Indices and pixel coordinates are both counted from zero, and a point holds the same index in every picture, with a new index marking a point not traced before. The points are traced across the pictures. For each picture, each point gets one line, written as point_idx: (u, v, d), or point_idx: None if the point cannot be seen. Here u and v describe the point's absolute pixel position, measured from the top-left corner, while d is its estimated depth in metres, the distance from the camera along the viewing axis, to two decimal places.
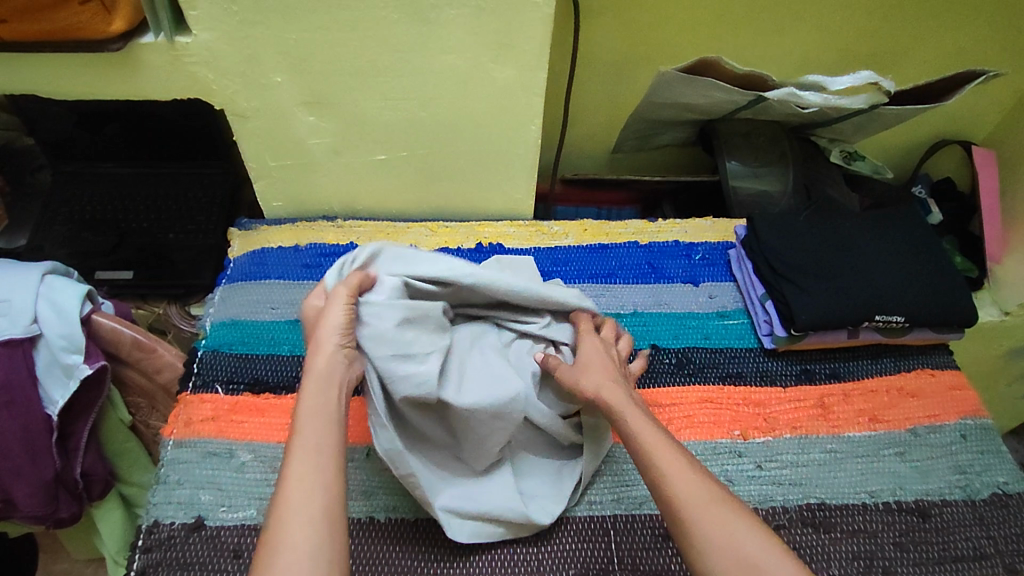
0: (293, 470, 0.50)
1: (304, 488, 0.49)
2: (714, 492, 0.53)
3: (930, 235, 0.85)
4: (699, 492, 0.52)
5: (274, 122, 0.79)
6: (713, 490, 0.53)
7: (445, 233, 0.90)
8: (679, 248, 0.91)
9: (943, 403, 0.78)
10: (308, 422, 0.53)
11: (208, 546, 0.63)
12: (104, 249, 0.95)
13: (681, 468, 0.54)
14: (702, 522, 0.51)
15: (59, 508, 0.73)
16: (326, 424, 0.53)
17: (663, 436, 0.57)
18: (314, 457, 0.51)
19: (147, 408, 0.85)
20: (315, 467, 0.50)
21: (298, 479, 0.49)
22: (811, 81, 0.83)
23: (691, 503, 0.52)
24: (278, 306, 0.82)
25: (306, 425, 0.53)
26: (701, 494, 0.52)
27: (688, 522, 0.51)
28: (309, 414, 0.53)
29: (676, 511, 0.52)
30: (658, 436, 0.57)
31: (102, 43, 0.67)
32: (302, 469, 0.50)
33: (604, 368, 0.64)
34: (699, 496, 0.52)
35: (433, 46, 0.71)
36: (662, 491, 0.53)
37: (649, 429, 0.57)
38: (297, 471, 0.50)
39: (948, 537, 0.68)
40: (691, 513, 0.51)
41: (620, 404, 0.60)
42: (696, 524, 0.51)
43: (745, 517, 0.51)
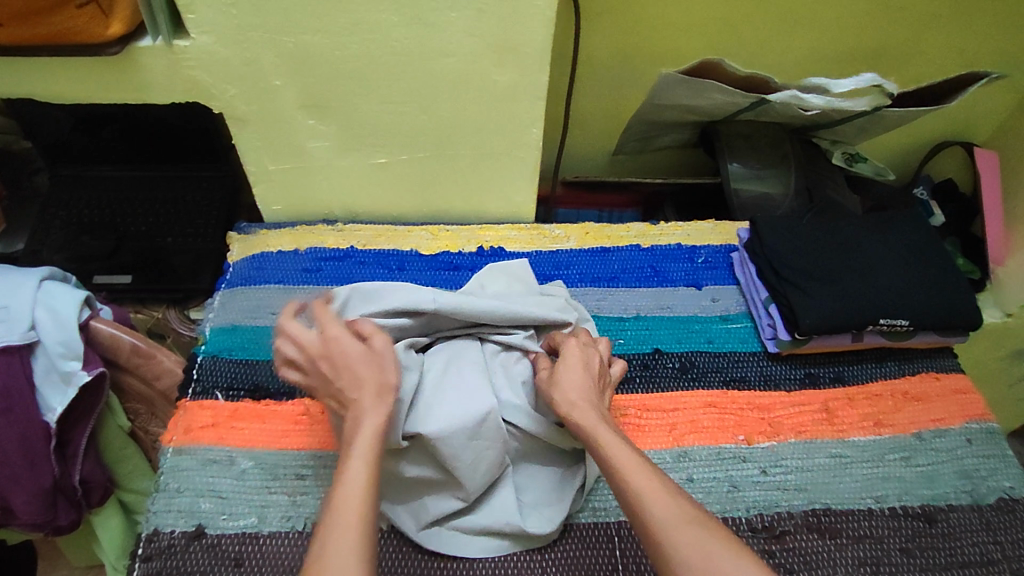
0: (340, 502, 0.48)
1: (345, 522, 0.47)
2: (690, 514, 0.50)
3: (933, 238, 0.85)
4: (675, 513, 0.50)
5: (273, 125, 0.78)
6: (690, 512, 0.50)
7: (446, 236, 0.90)
8: (682, 251, 0.91)
9: (948, 407, 0.78)
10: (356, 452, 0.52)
11: (209, 555, 0.63)
12: (101, 254, 0.94)
13: (655, 489, 0.51)
14: (679, 546, 0.48)
15: (58, 516, 0.73)
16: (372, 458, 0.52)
17: (637, 458, 0.54)
18: (360, 491, 0.49)
19: (146, 414, 0.85)
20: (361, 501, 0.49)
21: (346, 509, 0.48)
22: (813, 84, 0.82)
23: (667, 525, 0.49)
24: (278, 311, 0.81)
25: (357, 455, 0.51)
26: (678, 517, 0.49)
27: (663, 546, 0.48)
28: (359, 443, 0.52)
29: (653, 537, 0.49)
30: (632, 455, 0.54)
31: (99, 47, 0.66)
32: (349, 501, 0.48)
33: (581, 384, 0.62)
34: (675, 518, 0.49)
35: (434, 50, 0.71)
36: (637, 514, 0.51)
37: (622, 448, 0.55)
38: (341, 502, 0.48)
39: (954, 542, 0.67)
40: (668, 537, 0.49)
41: (591, 424, 0.58)
42: (672, 548, 0.48)
43: (724, 539, 0.48)
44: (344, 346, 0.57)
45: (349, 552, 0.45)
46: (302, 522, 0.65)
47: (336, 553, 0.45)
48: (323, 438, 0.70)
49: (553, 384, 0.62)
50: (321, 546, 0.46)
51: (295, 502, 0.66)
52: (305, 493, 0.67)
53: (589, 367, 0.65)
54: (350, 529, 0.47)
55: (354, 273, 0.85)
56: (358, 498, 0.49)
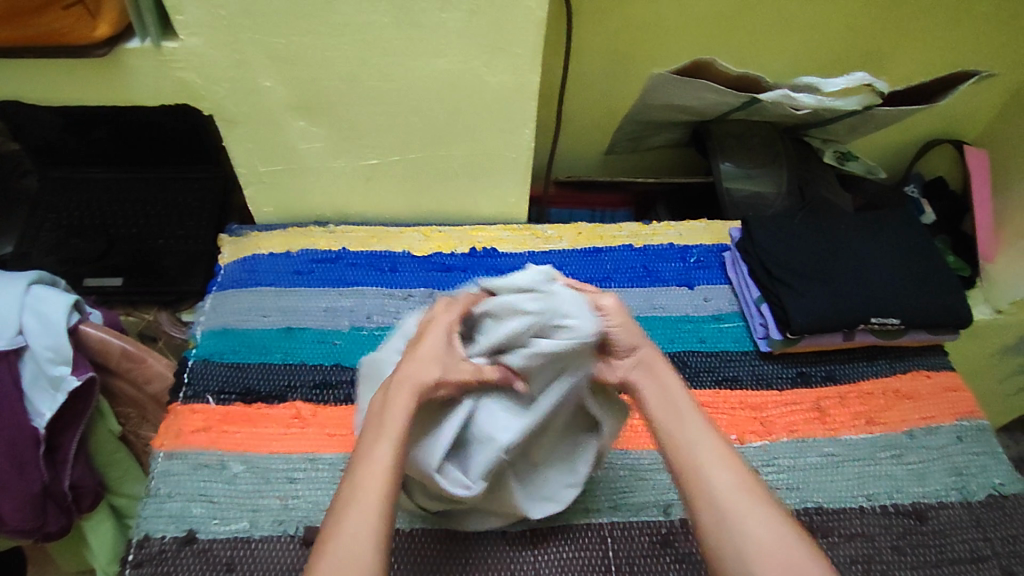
0: (362, 485, 0.49)
1: (363, 506, 0.48)
2: (749, 487, 0.52)
3: (924, 236, 0.85)
4: (735, 484, 0.52)
5: (263, 127, 0.78)
6: (751, 485, 0.52)
7: (438, 237, 0.90)
8: (674, 250, 0.91)
9: (938, 405, 0.78)
10: (384, 436, 0.51)
11: (200, 561, 0.62)
12: (92, 257, 0.93)
13: (717, 459, 0.53)
14: (737, 512, 0.50)
15: (47, 521, 0.72)
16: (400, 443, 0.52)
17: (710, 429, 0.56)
18: (382, 479, 0.50)
19: (137, 418, 0.84)
20: (381, 487, 0.49)
21: (368, 487, 0.49)
22: (805, 83, 0.83)
23: (726, 496, 0.51)
24: (269, 313, 0.80)
25: (384, 439, 0.52)
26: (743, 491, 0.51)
27: (723, 514, 0.50)
28: (390, 427, 0.52)
29: (718, 505, 0.51)
30: (701, 425, 0.56)
31: (86, 49, 0.66)
32: (369, 486, 0.49)
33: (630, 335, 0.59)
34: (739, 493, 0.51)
35: (425, 50, 0.70)
36: (707, 482, 0.52)
37: (693, 417, 0.56)
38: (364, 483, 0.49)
39: (945, 539, 0.68)
40: (727, 507, 0.50)
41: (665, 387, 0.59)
42: (730, 517, 0.50)
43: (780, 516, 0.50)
44: (435, 332, 0.57)
45: (362, 539, 0.47)
46: (294, 526, 0.65)
47: (349, 539, 0.47)
48: (314, 441, 0.70)
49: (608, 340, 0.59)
50: (336, 527, 0.48)
51: (287, 505, 0.66)
52: (297, 496, 0.67)
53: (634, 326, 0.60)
54: (367, 516, 0.48)
55: (346, 275, 0.84)
56: (381, 486, 0.49)
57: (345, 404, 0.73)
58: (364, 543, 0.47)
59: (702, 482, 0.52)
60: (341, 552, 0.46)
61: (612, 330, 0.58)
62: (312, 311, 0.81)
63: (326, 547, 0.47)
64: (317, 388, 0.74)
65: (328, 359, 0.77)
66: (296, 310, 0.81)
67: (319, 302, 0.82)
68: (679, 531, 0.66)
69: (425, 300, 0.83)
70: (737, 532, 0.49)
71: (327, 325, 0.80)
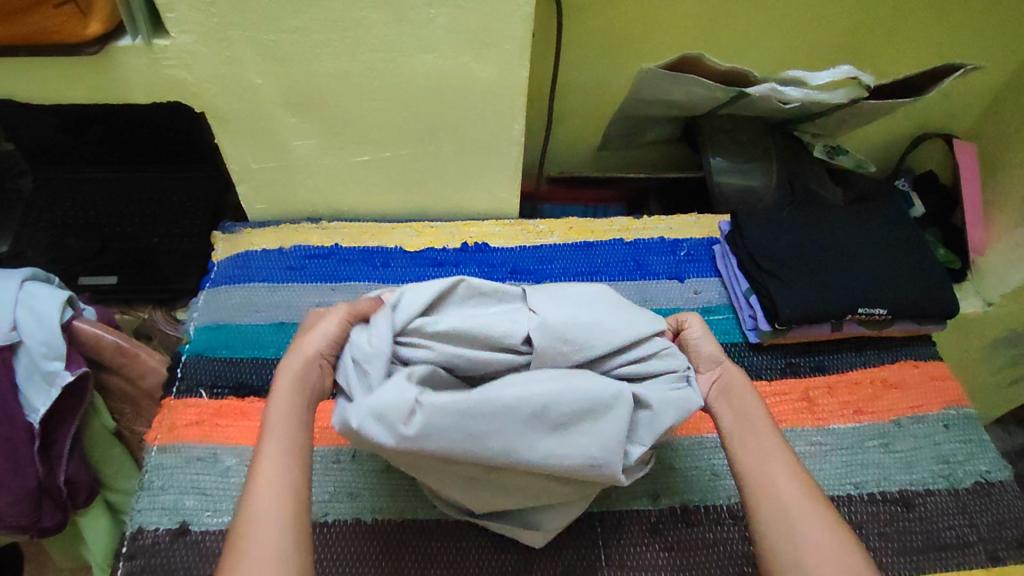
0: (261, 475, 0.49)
1: (269, 497, 0.48)
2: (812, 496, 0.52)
3: (911, 227, 0.86)
4: (800, 498, 0.52)
5: (255, 123, 0.78)
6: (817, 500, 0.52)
7: (430, 233, 0.90)
8: (664, 244, 0.91)
9: (925, 393, 0.79)
10: (275, 427, 0.52)
11: (193, 552, 0.63)
12: (87, 255, 0.94)
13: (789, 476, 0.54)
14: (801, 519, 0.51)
15: (43, 517, 0.72)
16: (292, 431, 0.52)
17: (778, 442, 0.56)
18: (281, 470, 0.50)
19: (131, 413, 0.84)
20: (284, 473, 0.50)
21: (269, 484, 0.49)
22: (791, 76, 0.82)
23: (797, 511, 0.51)
24: (262, 309, 0.81)
25: (275, 433, 0.52)
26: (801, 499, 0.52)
27: (791, 527, 0.51)
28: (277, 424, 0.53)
29: (778, 511, 0.52)
30: (776, 437, 0.56)
31: (78, 47, 0.66)
32: (270, 480, 0.49)
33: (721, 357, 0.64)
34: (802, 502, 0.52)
35: (413, 46, 0.71)
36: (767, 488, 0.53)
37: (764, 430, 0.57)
38: (265, 473, 0.49)
39: (931, 526, 0.68)
40: (795, 518, 0.51)
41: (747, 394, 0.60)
42: (795, 526, 0.50)
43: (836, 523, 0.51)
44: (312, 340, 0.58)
45: (272, 528, 0.46)
46: None
47: (260, 528, 0.46)
48: None
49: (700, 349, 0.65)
50: (241, 525, 0.47)
51: None
52: None
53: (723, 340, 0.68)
54: (272, 505, 0.48)
55: (340, 270, 0.85)
56: (281, 475, 0.49)
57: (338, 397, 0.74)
58: (272, 533, 0.46)
59: (772, 491, 0.53)
60: (251, 543, 0.45)
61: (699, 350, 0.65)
62: (305, 306, 0.81)
63: (237, 544, 0.46)
64: None
65: None
66: (289, 306, 0.81)
67: (311, 297, 0.83)
68: (667, 518, 0.67)
69: None
70: (794, 524, 0.50)
71: None
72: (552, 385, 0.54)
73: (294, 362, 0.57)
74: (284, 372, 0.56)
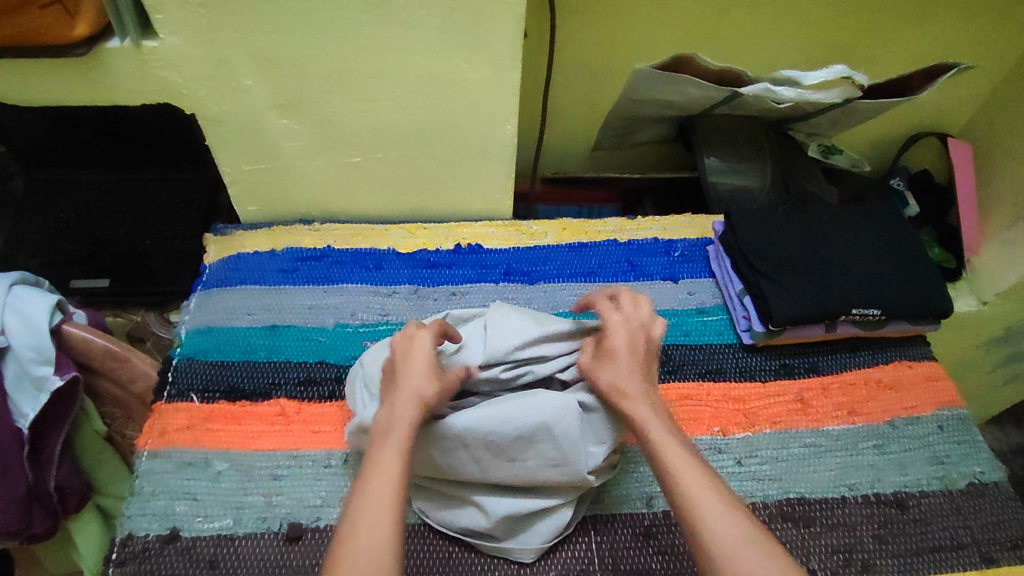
0: (369, 487, 0.51)
1: (376, 507, 0.50)
2: (740, 524, 0.50)
3: (905, 227, 0.85)
4: (728, 525, 0.49)
5: (246, 125, 0.78)
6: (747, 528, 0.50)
7: (423, 234, 0.90)
8: (658, 245, 0.91)
9: (920, 394, 0.79)
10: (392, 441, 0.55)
11: (183, 558, 0.63)
12: (79, 258, 0.94)
13: (711, 501, 0.51)
14: (732, 555, 0.48)
15: (33, 523, 0.72)
16: (406, 449, 0.54)
17: (697, 471, 0.54)
18: (391, 482, 0.52)
19: (122, 418, 0.84)
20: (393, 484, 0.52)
21: (376, 495, 0.51)
22: (784, 76, 0.82)
23: (723, 541, 0.49)
24: (254, 311, 0.81)
25: (390, 445, 0.55)
26: (732, 530, 0.49)
27: (717, 561, 0.48)
28: (394, 437, 0.55)
29: (709, 553, 0.49)
30: (691, 467, 0.54)
31: (65, 49, 0.65)
32: (378, 490, 0.51)
33: (627, 371, 0.62)
34: (732, 533, 0.49)
35: (404, 47, 0.71)
36: (694, 531, 0.50)
37: (684, 463, 0.54)
38: (377, 483, 0.52)
39: (926, 528, 0.68)
40: (718, 550, 0.48)
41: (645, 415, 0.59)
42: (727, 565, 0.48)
43: (771, 547, 0.48)
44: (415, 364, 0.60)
45: (377, 541, 0.48)
46: (278, 523, 0.65)
47: (364, 538, 0.48)
48: (297, 438, 0.71)
49: (594, 373, 0.63)
50: (351, 532, 0.49)
51: (270, 503, 0.66)
52: (280, 493, 0.67)
53: (641, 343, 0.65)
54: (382, 519, 0.49)
55: (331, 272, 0.85)
56: (390, 487, 0.51)
57: (330, 401, 0.73)
58: (374, 547, 0.48)
59: (699, 533, 0.50)
60: (359, 547, 0.48)
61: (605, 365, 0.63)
62: (297, 308, 0.81)
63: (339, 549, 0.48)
64: (302, 385, 0.74)
65: (312, 356, 0.77)
66: (281, 308, 0.81)
67: (303, 299, 0.82)
68: (661, 522, 0.67)
69: (410, 297, 0.83)
70: (725, 564, 0.48)
71: (312, 323, 0.80)
72: (509, 406, 0.61)
73: (407, 391, 0.58)
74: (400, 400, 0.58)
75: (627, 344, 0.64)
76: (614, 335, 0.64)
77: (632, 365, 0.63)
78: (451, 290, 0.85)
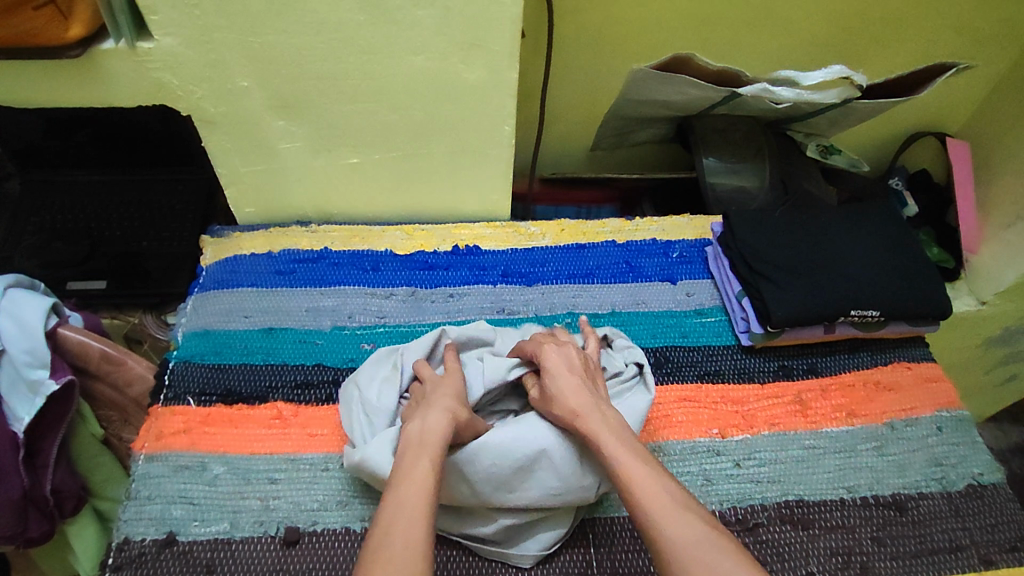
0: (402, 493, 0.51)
1: (412, 509, 0.50)
2: (701, 529, 0.49)
3: (903, 228, 0.85)
4: (689, 532, 0.49)
5: (242, 126, 0.77)
6: (709, 533, 0.49)
7: (421, 235, 0.89)
8: (656, 246, 0.91)
9: (918, 396, 0.78)
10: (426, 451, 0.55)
11: (181, 563, 0.62)
12: (75, 259, 0.92)
13: (666, 505, 0.51)
14: (691, 557, 0.47)
15: (29, 527, 0.71)
16: (438, 460, 0.55)
17: (657, 479, 0.53)
18: (426, 487, 0.52)
19: (119, 421, 0.84)
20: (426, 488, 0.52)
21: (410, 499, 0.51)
22: (783, 76, 0.82)
23: (680, 542, 0.48)
24: (251, 314, 0.80)
25: (425, 454, 0.55)
26: (692, 534, 0.49)
27: (675, 565, 0.47)
28: (429, 445, 0.56)
29: (668, 557, 0.48)
30: (650, 476, 0.54)
31: (59, 51, 0.65)
32: (411, 494, 0.51)
33: (577, 388, 0.63)
34: (692, 538, 0.48)
35: (400, 48, 0.70)
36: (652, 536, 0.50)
37: (640, 471, 0.54)
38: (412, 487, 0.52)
39: (925, 530, 0.68)
40: (680, 555, 0.48)
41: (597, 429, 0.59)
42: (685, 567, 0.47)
43: (732, 551, 0.48)
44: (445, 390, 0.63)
45: (413, 542, 0.47)
46: (276, 527, 0.65)
47: (398, 539, 0.48)
48: (295, 442, 0.70)
49: (547, 403, 0.64)
50: (385, 532, 0.48)
51: (267, 507, 0.66)
52: (278, 497, 0.66)
53: (583, 364, 0.66)
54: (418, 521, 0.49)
55: (328, 274, 0.84)
56: (423, 493, 0.51)
57: (327, 404, 0.73)
58: (408, 549, 0.47)
59: (658, 537, 0.49)
60: (394, 547, 0.47)
61: (560, 378, 0.64)
62: (294, 311, 0.81)
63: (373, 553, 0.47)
64: (299, 388, 0.74)
65: (309, 359, 0.77)
66: (278, 311, 0.81)
67: (300, 301, 0.82)
68: None
69: (407, 300, 0.83)
70: (683, 566, 0.47)
71: (309, 325, 0.80)
72: (505, 435, 0.63)
73: (440, 409, 0.60)
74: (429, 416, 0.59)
75: (570, 366, 0.65)
76: (552, 362, 0.65)
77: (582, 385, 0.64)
78: (449, 292, 0.84)
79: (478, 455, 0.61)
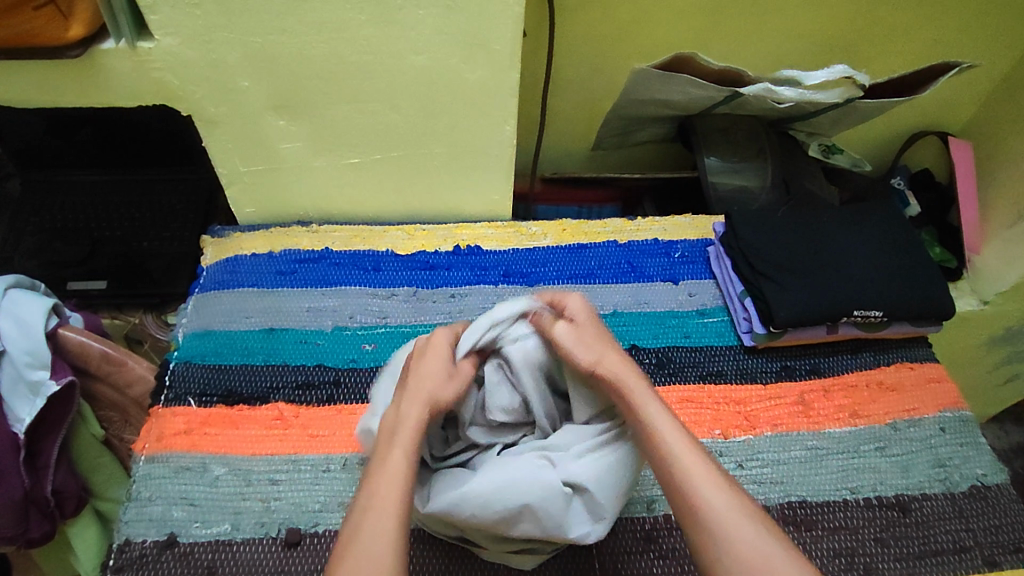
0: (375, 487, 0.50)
1: (382, 505, 0.49)
2: (733, 497, 0.49)
3: (906, 228, 0.85)
4: (722, 500, 0.49)
5: (243, 127, 0.77)
6: (741, 501, 0.50)
7: (422, 235, 0.89)
8: (658, 246, 0.91)
9: (921, 396, 0.78)
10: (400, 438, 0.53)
11: (182, 565, 0.62)
12: (76, 258, 0.93)
13: (711, 479, 0.50)
14: (726, 525, 0.48)
15: (30, 528, 0.71)
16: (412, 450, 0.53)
17: (685, 437, 0.53)
18: (397, 483, 0.50)
19: (120, 422, 0.83)
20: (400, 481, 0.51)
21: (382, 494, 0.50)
22: (785, 76, 0.81)
23: (718, 512, 0.48)
24: (251, 314, 0.80)
25: (398, 445, 0.53)
26: (726, 502, 0.49)
27: (709, 531, 0.48)
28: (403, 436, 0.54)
29: (701, 520, 0.48)
30: (679, 435, 0.53)
31: (59, 51, 0.65)
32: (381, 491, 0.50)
33: (593, 342, 0.59)
34: (727, 507, 0.49)
35: (401, 47, 0.70)
36: (685, 495, 0.50)
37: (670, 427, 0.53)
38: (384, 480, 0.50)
39: (928, 531, 0.68)
40: (715, 522, 0.48)
41: (640, 394, 0.55)
42: (720, 533, 0.48)
43: (763, 520, 0.49)
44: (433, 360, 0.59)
45: (381, 538, 0.47)
46: (276, 528, 0.64)
47: (368, 537, 0.47)
48: (296, 443, 0.70)
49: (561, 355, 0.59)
50: (356, 530, 0.48)
51: (268, 508, 0.66)
52: (279, 498, 0.66)
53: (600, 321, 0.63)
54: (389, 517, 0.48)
55: (329, 275, 0.84)
56: (395, 489, 0.50)
57: (328, 404, 0.73)
58: (376, 552, 0.47)
59: (692, 500, 0.49)
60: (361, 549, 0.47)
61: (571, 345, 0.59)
62: (295, 311, 0.81)
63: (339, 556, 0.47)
64: (300, 388, 0.74)
65: (310, 360, 0.76)
66: (279, 311, 0.80)
67: (301, 301, 0.82)
68: (662, 527, 0.66)
69: (409, 300, 0.83)
70: (717, 532, 0.48)
71: (310, 325, 0.79)
72: (483, 488, 0.55)
73: (419, 396, 0.56)
74: (410, 402, 0.56)
75: (591, 317, 0.62)
76: (575, 314, 0.62)
77: (607, 341, 0.60)
78: (450, 292, 0.84)
79: (455, 508, 0.55)
